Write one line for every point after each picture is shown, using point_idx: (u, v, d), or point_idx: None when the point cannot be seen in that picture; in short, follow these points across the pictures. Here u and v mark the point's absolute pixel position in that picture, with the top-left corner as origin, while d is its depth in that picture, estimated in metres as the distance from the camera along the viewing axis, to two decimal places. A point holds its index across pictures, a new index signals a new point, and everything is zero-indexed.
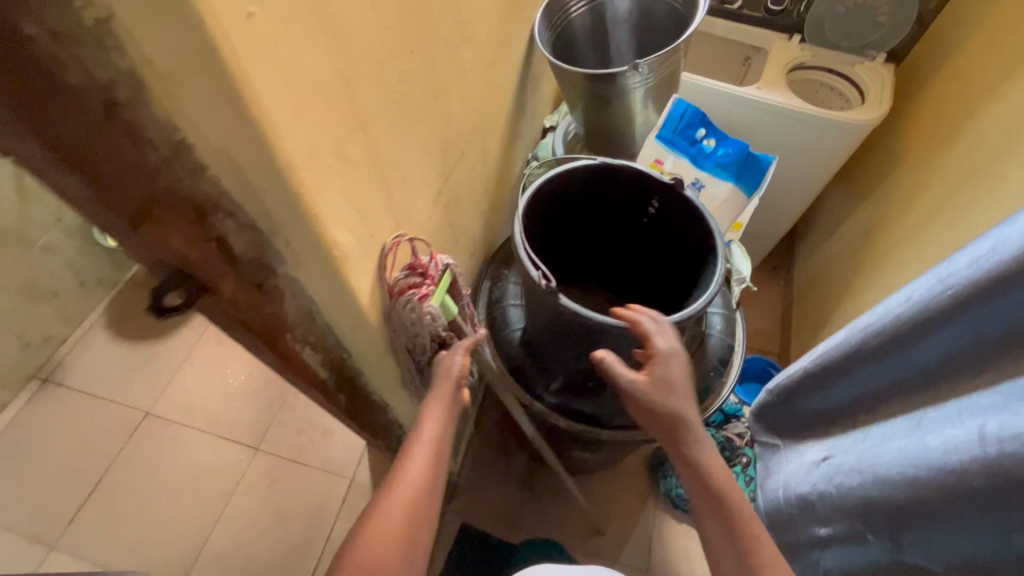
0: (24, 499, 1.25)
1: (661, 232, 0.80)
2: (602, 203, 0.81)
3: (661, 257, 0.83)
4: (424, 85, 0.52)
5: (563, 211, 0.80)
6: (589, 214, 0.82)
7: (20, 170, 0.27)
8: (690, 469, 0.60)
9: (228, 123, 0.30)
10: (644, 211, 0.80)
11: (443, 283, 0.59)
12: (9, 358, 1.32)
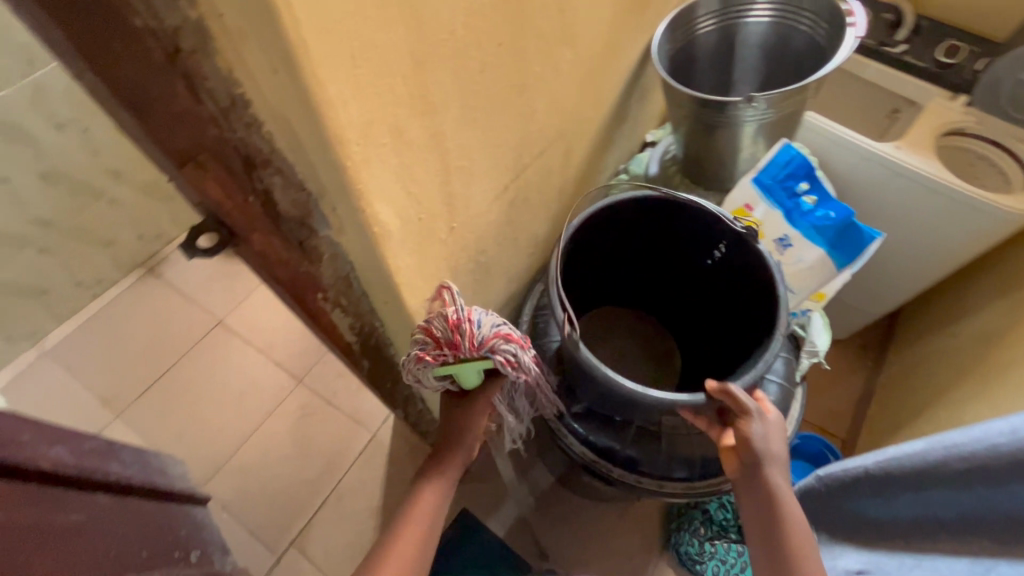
0: (109, 366, 1.44)
1: (723, 277, 0.78)
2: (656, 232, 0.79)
3: (723, 301, 0.81)
4: (508, 79, 0.51)
5: (618, 237, 0.81)
6: (650, 244, 0.82)
7: (95, 95, 0.30)
8: (772, 500, 0.62)
9: (284, 84, 0.31)
10: (710, 252, 0.78)
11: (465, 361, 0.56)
12: (125, 244, 1.52)
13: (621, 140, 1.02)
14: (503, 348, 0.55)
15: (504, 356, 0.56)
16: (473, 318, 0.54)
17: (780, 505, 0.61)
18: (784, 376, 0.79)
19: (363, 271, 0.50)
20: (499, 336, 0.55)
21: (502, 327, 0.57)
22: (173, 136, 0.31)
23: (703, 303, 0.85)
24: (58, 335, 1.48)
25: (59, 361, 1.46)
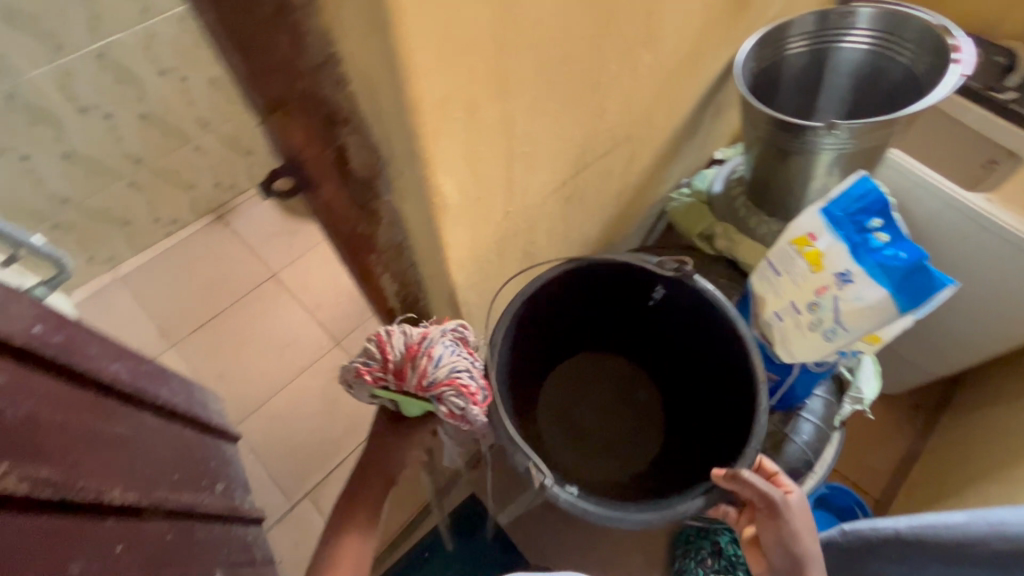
0: (172, 300, 1.57)
1: (671, 315, 0.85)
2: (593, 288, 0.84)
3: (681, 337, 0.87)
4: (585, 73, 0.51)
5: (570, 299, 0.84)
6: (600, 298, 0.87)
7: (206, 37, 0.33)
8: None
9: (372, 45, 0.33)
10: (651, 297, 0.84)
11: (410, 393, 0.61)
12: (203, 190, 1.66)
13: (688, 155, 1.00)
14: (447, 399, 0.60)
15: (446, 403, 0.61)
16: (431, 363, 0.59)
17: None
18: (822, 419, 0.77)
19: (416, 241, 0.52)
20: (448, 386, 0.60)
21: (460, 377, 0.61)
22: (267, 82, 0.34)
23: (662, 338, 0.91)
24: (134, 262, 1.63)
25: (132, 286, 1.60)
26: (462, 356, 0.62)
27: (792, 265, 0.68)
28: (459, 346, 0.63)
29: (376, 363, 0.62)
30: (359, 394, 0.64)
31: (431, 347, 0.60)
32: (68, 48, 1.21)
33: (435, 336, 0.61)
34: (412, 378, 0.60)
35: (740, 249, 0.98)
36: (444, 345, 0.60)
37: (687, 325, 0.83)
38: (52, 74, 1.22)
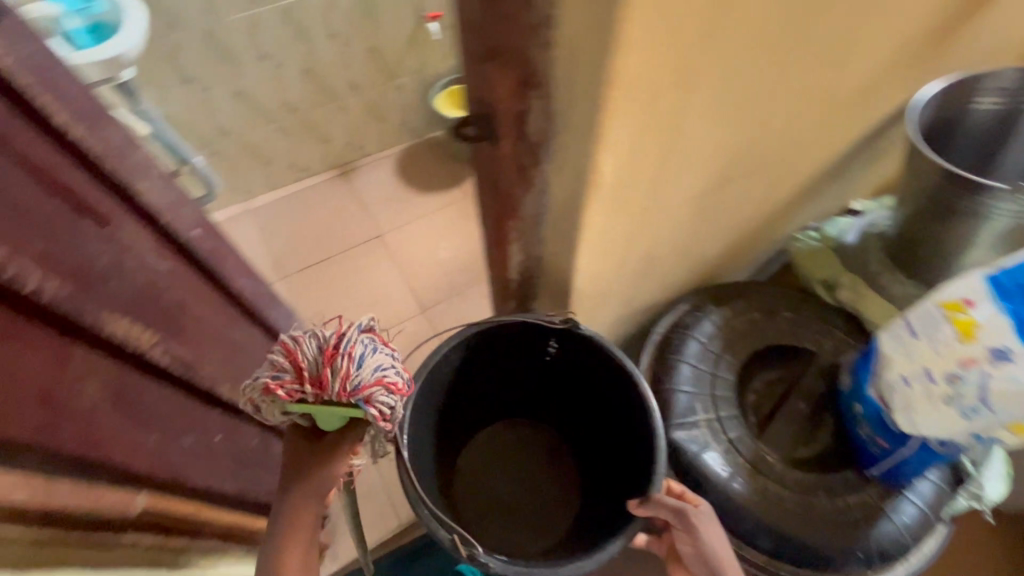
0: (288, 238, 1.72)
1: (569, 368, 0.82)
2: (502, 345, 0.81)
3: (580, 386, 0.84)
4: (762, 86, 0.51)
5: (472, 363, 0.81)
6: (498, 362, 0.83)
7: None
8: None
9: (596, 16, 0.35)
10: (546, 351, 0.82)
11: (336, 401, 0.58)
12: (336, 146, 1.81)
13: (824, 199, 0.95)
14: (377, 402, 0.58)
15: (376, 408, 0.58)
16: (353, 365, 0.56)
17: None
18: (930, 506, 0.73)
19: (554, 217, 0.55)
20: (378, 388, 0.57)
21: (387, 377, 0.58)
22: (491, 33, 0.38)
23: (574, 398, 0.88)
24: (262, 198, 1.80)
25: (257, 219, 1.76)
26: (388, 353, 0.59)
27: (935, 331, 0.62)
28: (379, 341, 0.60)
29: (287, 375, 0.57)
30: (269, 412, 0.59)
31: (352, 348, 0.56)
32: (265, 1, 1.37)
33: (354, 336, 0.57)
34: (332, 387, 0.57)
35: (867, 305, 0.90)
36: (364, 343, 0.57)
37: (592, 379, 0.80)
38: (245, 23, 1.38)
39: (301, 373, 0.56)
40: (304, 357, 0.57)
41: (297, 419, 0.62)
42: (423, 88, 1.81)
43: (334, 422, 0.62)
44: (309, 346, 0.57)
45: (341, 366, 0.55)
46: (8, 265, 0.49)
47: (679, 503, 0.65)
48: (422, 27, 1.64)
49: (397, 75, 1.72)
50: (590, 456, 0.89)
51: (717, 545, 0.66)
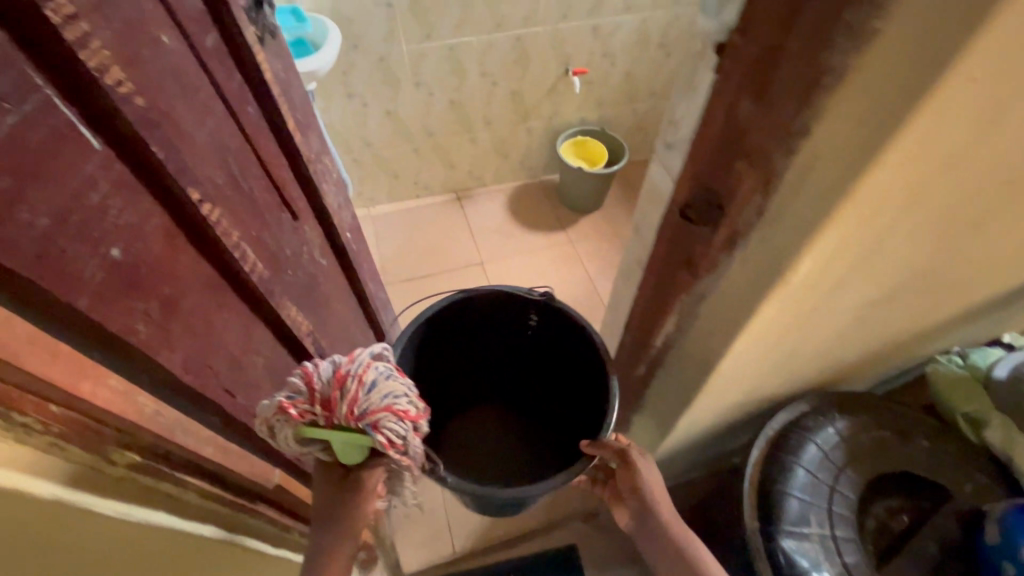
0: (399, 249, 1.86)
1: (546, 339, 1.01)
2: (489, 315, 1.00)
3: (554, 357, 1.04)
4: (980, 212, 0.48)
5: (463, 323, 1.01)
6: (487, 326, 1.03)
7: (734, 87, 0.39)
8: (662, 524, 0.73)
9: (850, 137, 0.36)
10: (528, 323, 1.00)
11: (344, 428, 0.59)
12: (459, 172, 1.93)
13: (980, 324, 0.88)
14: (385, 428, 0.59)
15: (381, 435, 0.59)
16: (362, 391, 0.58)
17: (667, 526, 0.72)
18: None
19: (718, 299, 0.56)
20: (385, 414, 0.59)
21: (397, 404, 0.60)
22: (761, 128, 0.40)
23: (547, 365, 1.08)
24: (383, 207, 1.94)
25: (375, 226, 1.91)
26: (397, 382, 0.62)
27: None
28: (391, 372, 0.64)
29: (300, 397, 0.59)
30: (281, 440, 0.60)
31: (363, 372, 0.59)
32: (434, 38, 1.49)
33: (366, 362, 0.61)
34: (341, 410, 0.59)
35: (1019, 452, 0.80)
36: (376, 370, 0.60)
37: (561, 349, 0.99)
38: (415, 55, 1.51)
39: (312, 395, 0.59)
40: (318, 379, 0.59)
41: (316, 451, 0.64)
42: (550, 132, 1.91)
43: (351, 453, 0.64)
44: (324, 369, 0.60)
45: (351, 388, 0.58)
46: (239, 244, 0.56)
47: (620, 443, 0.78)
48: (565, 79, 1.73)
49: (530, 118, 1.83)
50: (563, 418, 1.13)
51: (656, 487, 0.75)
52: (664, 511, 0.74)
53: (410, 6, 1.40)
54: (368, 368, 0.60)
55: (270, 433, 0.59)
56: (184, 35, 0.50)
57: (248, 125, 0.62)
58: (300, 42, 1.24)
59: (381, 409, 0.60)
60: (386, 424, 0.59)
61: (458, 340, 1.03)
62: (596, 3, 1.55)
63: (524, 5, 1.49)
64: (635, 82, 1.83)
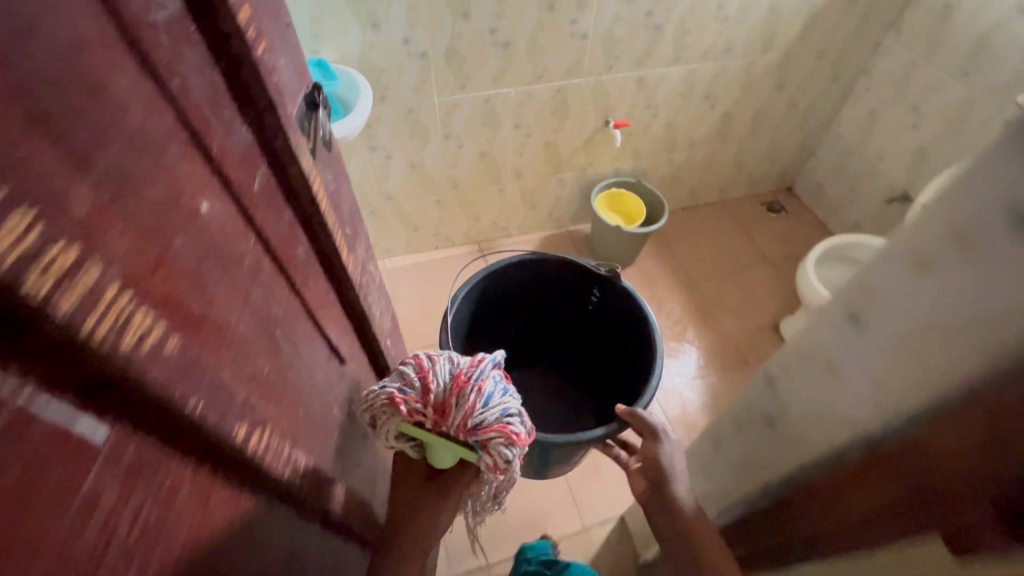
0: (417, 309, 1.71)
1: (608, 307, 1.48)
2: (570, 292, 1.54)
3: (609, 323, 1.51)
4: None
5: (537, 271, 1.47)
6: (568, 296, 1.55)
7: None
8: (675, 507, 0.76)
9: None
10: (592, 298, 1.51)
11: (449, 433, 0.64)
12: (483, 223, 1.80)
13: None
14: (494, 447, 0.63)
15: (489, 448, 0.63)
16: (480, 402, 0.63)
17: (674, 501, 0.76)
18: None
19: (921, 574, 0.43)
20: (497, 432, 0.63)
21: (508, 425, 0.64)
22: None
23: (602, 333, 1.56)
24: (402, 260, 1.81)
25: (392, 281, 1.77)
26: (511, 400, 0.66)
27: None
28: (505, 385, 0.68)
29: (414, 393, 0.64)
30: (384, 427, 0.65)
31: (482, 384, 0.64)
32: (470, 88, 1.35)
33: (485, 373, 0.65)
34: (454, 417, 0.64)
35: None
36: (494, 382, 0.65)
37: (616, 316, 1.46)
38: (446, 108, 1.38)
39: (429, 395, 0.64)
40: (435, 379, 0.65)
41: (407, 446, 0.70)
42: (581, 183, 1.78)
43: (442, 452, 0.69)
44: (442, 372, 0.65)
45: (470, 397, 0.63)
46: (288, 451, 0.43)
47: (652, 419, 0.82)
48: (604, 130, 1.60)
49: (562, 170, 1.70)
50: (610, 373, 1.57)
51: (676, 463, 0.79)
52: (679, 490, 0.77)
53: (445, 55, 1.26)
54: (488, 381, 0.64)
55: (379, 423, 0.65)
56: (235, 192, 0.37)
57: (298, 272, 0.48)
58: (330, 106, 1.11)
59: (489, 425, 0.63)
60: (497, 443, 0.63)
61: (544, 296, 1.56)
62: (645, 54, 1.42)
63: (568, 55, 1.35)
64: (675, 133, 1.72)
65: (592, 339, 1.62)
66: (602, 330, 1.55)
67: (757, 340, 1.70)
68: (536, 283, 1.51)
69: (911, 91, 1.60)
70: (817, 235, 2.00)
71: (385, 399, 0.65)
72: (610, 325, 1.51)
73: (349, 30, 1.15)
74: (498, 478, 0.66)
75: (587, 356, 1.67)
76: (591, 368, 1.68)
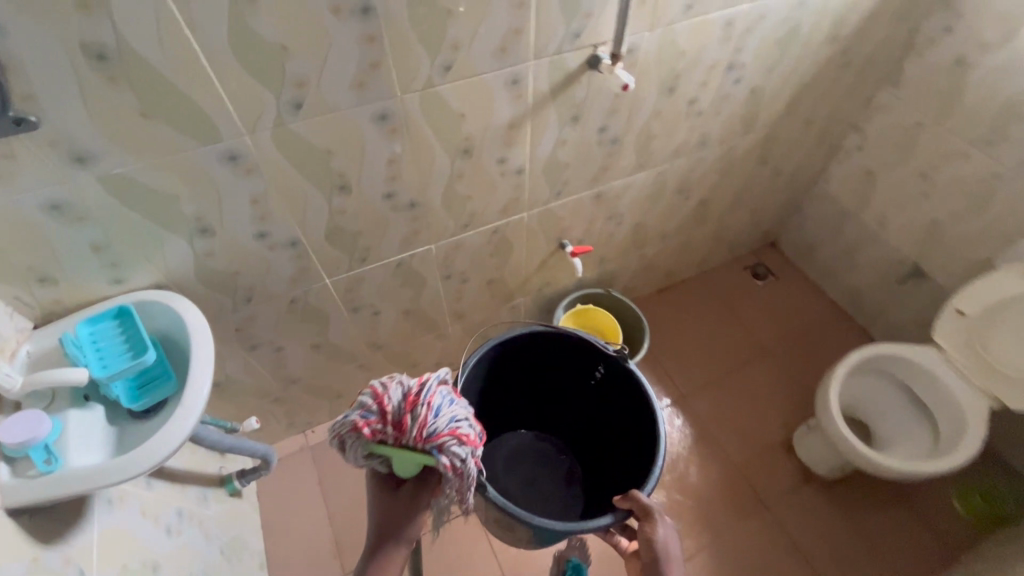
0: (358, 500, 1.34)
1: (606, 391, 1.16)
2: (565, 366, 1.19)
3: (614, 409, 1.16)
4: None
5: (530, 346, 1.14)
6: (552, 376, 1.21)
7: None
8: None
9: None
10: (593, 376, 1.16)
11: (408, 448, 0.76)
12: (424, 369, 1.43)
13: None
14: (448, 449, 0.74)
15: (442, 452, 0.75)
16: (430, 414, 0.74)
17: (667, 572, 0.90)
18: None
19: None
20: (449, 437, 0.74)
21: (457, 428, 0.76)
22: None
23: (602, 416, 1.20)
24: (327, 430, 1.43)
25: (318, 464, 1.38)
26: (456, 409, 0.77)
27: None
28: (453, 397, 0.79)
29: (374, 416, 0.75)
30: (354, 447, 0.76)
31: (430, 399, 0.75)
32: (373, 259, 0.98)
33: (432, 387, 0.76)
34: (411, 431, 0.75)
35: None
36: (441, 395, 0.76)
37: (621, 399, 1.12)
38: (345, 285, 1.00)
39: (386, 415, 0.74)
40: (390, 401, 0.75)
41: (376, 462, 0.79)
42: (538, 302, 1.43)
43: (406, 466, 0.79)
44: (395, 393, 0.76)
45: (420, 411, 0.74)
46: None
47: (650, 503, 0.92)
48: (559, 254, 1.25)
49: (513, 298, 1.35)
50: (612, 466, 1.19)
51: (669, 548, 0.91)
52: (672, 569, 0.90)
53: (327, 234, 0.88)
54: (436, 387, 0.77)
55: (346, 445, 0.76)
56: None
57: None
58: (165, 374, 0.74)
59: (444, 428, 0.75)
60: (449, 446, 0.74)
61: (529, 375, 1.21)
62: (601, 170, 1.07)
63: (501, 195, 1.00)
64: (644, 231, 1.39)
65: (580, 427, 1.27)
66: (596, 416, 1.22)
67: (772, 468, 1.42)
68: (519, 363, 1.17)
69: (918, 155, 1.32)
70: (812, 303, 1.72)
71: (349, 425, 0.76)
72: (607, 414, 1.18)
73: (167, 245, 0.76)
74: (459, 481, 0.77)
75: (575, 443, 1.30)
76: (587, 457, 1.27)
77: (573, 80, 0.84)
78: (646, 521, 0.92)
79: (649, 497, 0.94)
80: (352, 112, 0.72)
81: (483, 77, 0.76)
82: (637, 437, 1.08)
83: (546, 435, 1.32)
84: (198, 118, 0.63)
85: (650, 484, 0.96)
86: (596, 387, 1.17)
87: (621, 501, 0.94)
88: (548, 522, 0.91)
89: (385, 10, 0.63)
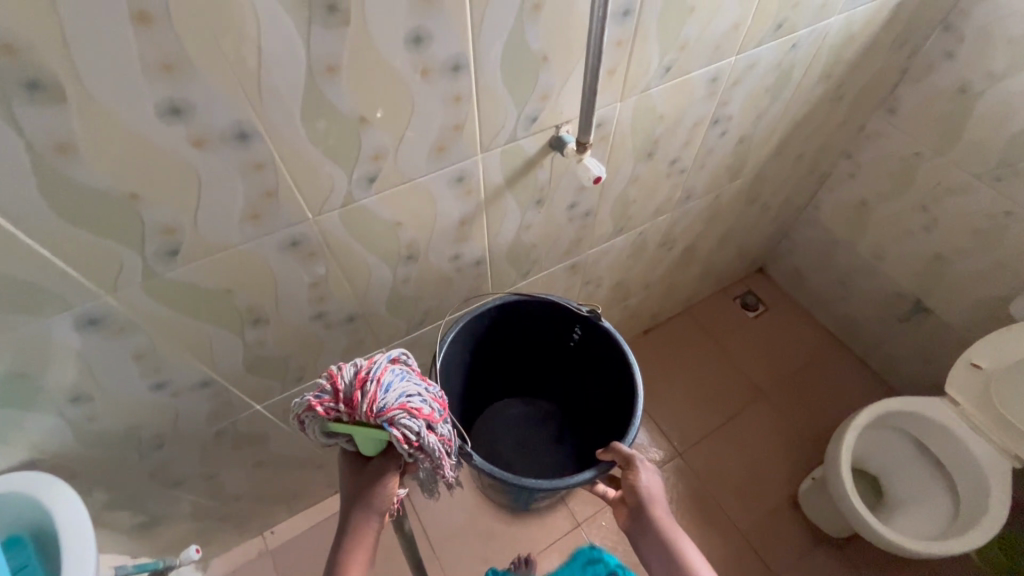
0: None
1: (587, 355, 1.00)
2: (540, 332, 1.00)
3: (597, 373, 1.00)
4: None
5: (502, 317, 0.94)
6: (527, 349, 1.04)
7: None
8: (663, 545, 0.76)
9: None
10: (570, 337, 0.99)
11: (363, 424, 0.58)
12: None
13: None
14: (401, 425, 0.57)
15: (396, 423, 0.57)
16: (381, 388, 0.57)
17: (657, 520, 0.78)
18: None
19: None
20: (401, 412, 0.57)
21: (412, 403, 0.59)
22: None
23: (584, 377, 1.04)
24: (288, 530, 1.26)
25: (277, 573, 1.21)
26: (414, 384, 0.61)
27: None
28: (412, 375, 0.62)
29: (327, 392, 0.59)
30: (311, 430, 0.60)
31: (382, 372, 0.59)
32: (311, 376, 0.82)
33: (384, 364, 0.60)
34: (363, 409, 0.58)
35: None
36: (395, 371, 0.59)
37: (603, 361, 0.96)
38: (281, 405, 0.84)
39: (336, 391, 0.58)
40: (342, 380, 0.58)
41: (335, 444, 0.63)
42: None
43: (368, 446, 0.62)
44: (347, 370, 0.59)
45: (370, 389, 0.57)
46: None
47: (630, 451, 0.81)
48: None
49: None
50: (601, 429, 1.04)
51: (654, 490, 0.80)
52: (659, 513, 0.79)
53: (247, 365, 0.72)
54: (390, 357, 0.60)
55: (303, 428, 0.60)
56: None
57: None
58: None
59: (400, 396, 0.58)
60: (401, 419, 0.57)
61: (504, 348, 1.01)
62: (574, 243, 0.93)
63: (459, 287, 0.85)
64: (627, 284, 1.25)
65: (566, 393, 1.12)
66: (579, 378, 1.05)
67: (778, 531, 1.31)
68: (492, 339, 0.97)
69: (917, 186, 1.21)
70: (805, 332, 1.60)
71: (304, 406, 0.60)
72: (591, 380, 1.02)
73: (27, 422, 0.59)
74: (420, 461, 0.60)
75: (561, 406, 1.14)
76: (575, 419, 1.12)
77: (534, 164, 0.69)
78: (629, 469, 0.81)
79: (631, 445, 0.82)
80: (249, 246, 0.56)
81: (420, 181, 0.61)
82: (623, 406, 0.93)
83: (531, 401, 1.16)
84: (28, 291, 0.47)
85: (632, 430, 0.84)
86: (576, 349, 1.00)
87: (602, 452, 0.82)
88: (536, 482, 0.80)
89: (272, 131, 0.47)
